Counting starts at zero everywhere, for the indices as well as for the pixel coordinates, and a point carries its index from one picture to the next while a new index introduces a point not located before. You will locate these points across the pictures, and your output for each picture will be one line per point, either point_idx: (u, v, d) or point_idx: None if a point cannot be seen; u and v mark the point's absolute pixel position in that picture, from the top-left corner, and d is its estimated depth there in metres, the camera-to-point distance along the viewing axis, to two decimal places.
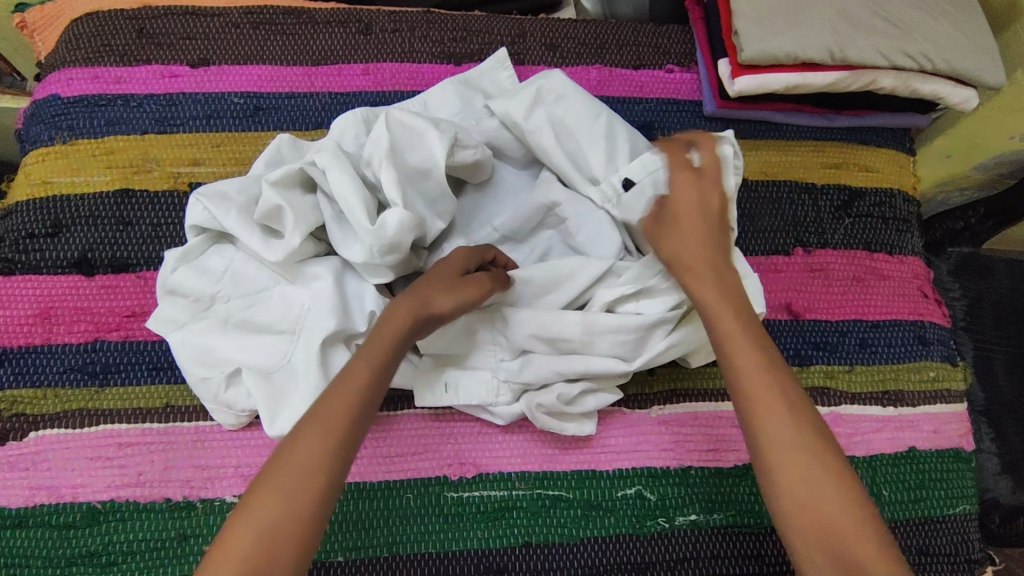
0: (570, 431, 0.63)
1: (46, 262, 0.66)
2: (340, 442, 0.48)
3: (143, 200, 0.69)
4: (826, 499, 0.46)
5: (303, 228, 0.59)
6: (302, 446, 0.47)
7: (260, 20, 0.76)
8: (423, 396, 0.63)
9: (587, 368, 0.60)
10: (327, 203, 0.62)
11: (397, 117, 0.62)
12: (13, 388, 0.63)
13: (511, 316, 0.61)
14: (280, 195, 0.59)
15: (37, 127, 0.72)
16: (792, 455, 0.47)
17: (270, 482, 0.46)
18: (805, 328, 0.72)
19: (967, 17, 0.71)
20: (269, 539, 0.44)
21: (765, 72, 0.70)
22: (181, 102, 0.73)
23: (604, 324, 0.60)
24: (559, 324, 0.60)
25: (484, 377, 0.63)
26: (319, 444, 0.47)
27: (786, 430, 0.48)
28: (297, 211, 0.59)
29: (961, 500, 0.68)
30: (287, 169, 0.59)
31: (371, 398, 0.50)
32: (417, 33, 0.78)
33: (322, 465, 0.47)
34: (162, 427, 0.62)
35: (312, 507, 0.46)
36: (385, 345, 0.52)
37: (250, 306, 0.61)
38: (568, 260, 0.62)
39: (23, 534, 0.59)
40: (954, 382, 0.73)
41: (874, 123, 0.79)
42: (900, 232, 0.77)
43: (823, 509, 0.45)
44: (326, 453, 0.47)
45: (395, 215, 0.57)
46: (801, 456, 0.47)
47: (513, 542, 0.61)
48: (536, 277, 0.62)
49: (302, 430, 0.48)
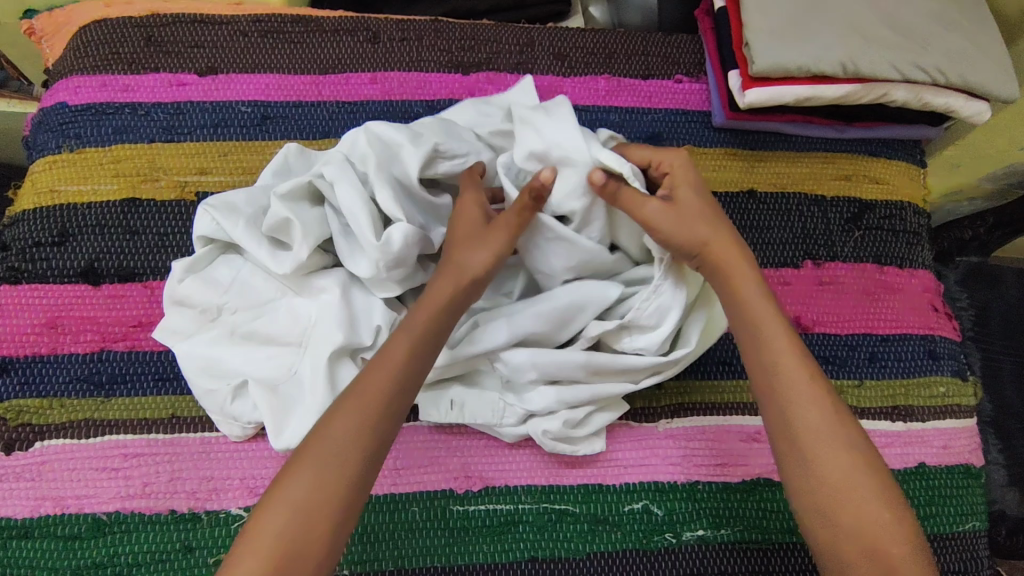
0: (581, 451, 0.63)
1: (53, 271, 0.66)
2: (375, 427, 0.48)
3: (149, 209, 0.69)
4: (858, 508, 0.47)
5: (311, 242, 0.59)
6: (336, 433, 0.47)
7: (268, 28, 0.76)
8: (428, 411, 0.62)
9: (594, 398, 0.60)
10: (334, 215, 0.61)
11: (379, 130, 0.62)
12: (19, 397, 0.62)
13: (510, 358, 0.60)
14: (288, 207, 0.59)
15: (45, 135, 0.72)
16: (841, 478, 0.48)
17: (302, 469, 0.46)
18: (814, 342, 0.71)
19: (979, 29, 0.71)
20: (303, 527, 0.44)
21: (777, 85, 0.69)
22: (189, 111, 0.72)
23: (613, 363, 0.59)
24: (564, 365, 0.59)
25: (491, 400, 0.62)
26: (353, 431, 0.48)
27: (819, 428, 0.49)
28: (305, 224, 0.59)
29: (971, 516, 0.68)
30: (293, 182, 0.59)
31: (405, 383, 0.51)
32: (425, 42, 0.77)
33: (359, 451, 0.47)
34: (168, 437, 0.62)
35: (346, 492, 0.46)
36: (421, 321, 0.53)
37: (257, 318, 0.61)
38: (562, 299, 0.59)
39: (28, 544, 0.58)
40: (964, 398, 0.72)
41: (885, 135, 0.79)
42: (910, 245, 0.77)
43: (855, 508, 0.47)
44: (360, 439, 0.48)
45: (400, 231, 0.57)
46: (851, 480, 0.47)
47: (520, 556, 0.61)
48: (530, 324, 0.59)
49: (327, 433, 0.48)
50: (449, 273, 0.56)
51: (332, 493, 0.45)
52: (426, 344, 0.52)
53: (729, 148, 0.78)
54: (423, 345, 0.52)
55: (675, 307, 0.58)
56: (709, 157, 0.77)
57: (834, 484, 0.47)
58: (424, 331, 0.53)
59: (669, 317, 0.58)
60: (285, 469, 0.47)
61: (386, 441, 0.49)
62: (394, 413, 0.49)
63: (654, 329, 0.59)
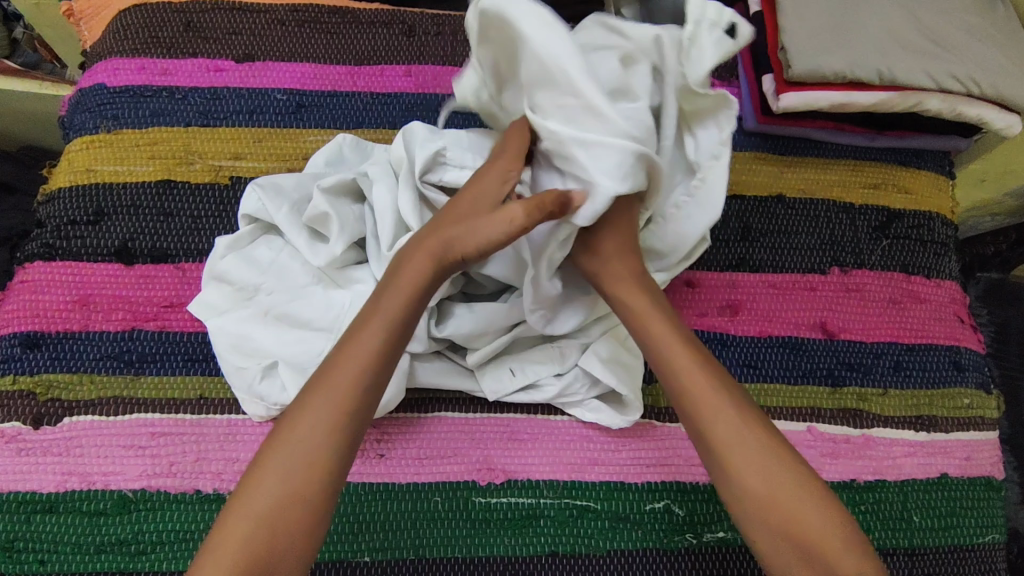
0: (632, 405, 0.63)
1: (87, 249, 0.67)
2: (346, 418, 0.49)
3: (184, 192, 0.70)
4: (798, 520, 0.47)
5: (345, 238, 0.60)
6: (305, 426, 0.48)
7: (306, 18, 0.77)
8: (491, 387, 0.63)
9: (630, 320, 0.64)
10: (371, 215, 0.62)
11: (410, 133, 0.61)
12: (50, 372, 0.63)
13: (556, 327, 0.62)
14: (329, 202, 0.60)
15: (81, 115, 0.72)
16: (771, 492, 0.48)
17: (267, 464, 0.47)
18: (839, 348, 0.71)
19: (1014, 42, 0.71)
20: (272, 525, 0.45)
21: (812, 90, 0.69)
22: (225, 96, 0.73)
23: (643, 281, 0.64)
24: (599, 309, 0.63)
25: (549, 354, 0.64)
26: (325, 424, 0.48)
27: (740, 446, 0.49)
28: (342, 219, 0.60)
29: (990, 529, 0.67)
30: (340, 177, 0.61)
31: (373, 371, 0.51)
32: (460, 37, 0.78)
33: (326, 445, 0.48)
34: (196, 418, 0.62)
35: (317, 485, 0.47)
36: (397, 302, 0.53)
37: (292, 301, 0.62)
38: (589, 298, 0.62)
39: (53, 519, 0.59)
40: (987, 410, 0.72)
41: (915, 145, 0.79)
42: (937, 256, 0.77)
43: (778, 507, 0.47)
44: (331, 435, 0.48)
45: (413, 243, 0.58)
46: (786, 501, 0.47)
47: (540, 551, 0.61)
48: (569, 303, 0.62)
49: (297, 417, 0.49)
50: (430, 245, 0.54)
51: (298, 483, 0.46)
52: (396, 338, 0.52)
53: (758, 152, 0.78)
54: (394, 327, 0.52)
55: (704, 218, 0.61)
56: (738, 162, 0.77)
57: (763, 501, 0.48)
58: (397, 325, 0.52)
59: (693, 225, 0.61)
60: (257, 462, 0.48)
61: (354, 434, 0.49)
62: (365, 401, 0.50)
63: (679, 240, 0.62)
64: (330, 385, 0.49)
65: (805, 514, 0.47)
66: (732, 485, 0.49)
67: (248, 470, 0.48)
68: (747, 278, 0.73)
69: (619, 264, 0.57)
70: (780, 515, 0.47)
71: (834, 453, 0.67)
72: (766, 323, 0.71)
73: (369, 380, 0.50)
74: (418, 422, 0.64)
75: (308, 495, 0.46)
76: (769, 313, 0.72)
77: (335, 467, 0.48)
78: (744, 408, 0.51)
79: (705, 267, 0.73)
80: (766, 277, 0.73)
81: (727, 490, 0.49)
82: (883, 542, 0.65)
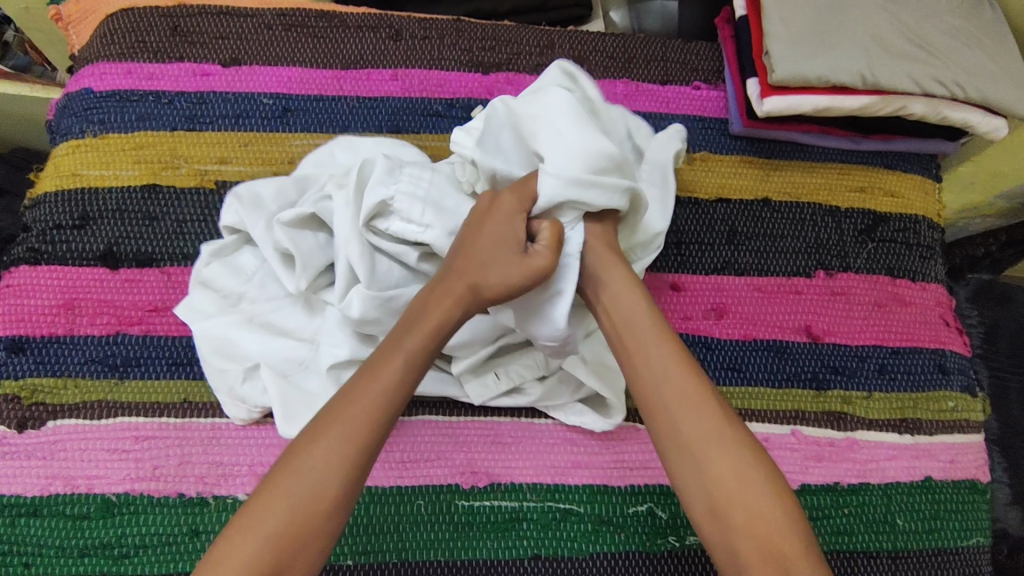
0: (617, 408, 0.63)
1: (72, 253, 0.67)
2: (360, 447, 0.49)
3: (169, 196, 0.70)
4: (778, 543, 0.46)
5: (310, 272, 0.61)
6: (316, 452, 0.48)
7: (293, 22, 0.77)
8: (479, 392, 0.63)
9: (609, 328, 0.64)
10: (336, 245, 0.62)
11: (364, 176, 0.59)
12: (34, 376, 0.63)
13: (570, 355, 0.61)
14: (290, 239, 0.60)
15: (68, 119, 0.72)
16: (760, 514, 0.47)
17: (277, 484, 0.47)
18: (824, 351, 0.71)
19: (1000, 46, 0.71)
20: (278, 548, 0.45)
21: (796, 94, 0.70)
22: (211, 101, 0.73)
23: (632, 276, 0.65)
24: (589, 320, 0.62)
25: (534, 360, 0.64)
26: (334, 454, 0.48)
27: (733, 469, 0.48)
28: (302, 254, 0.61)
29: (975, 532, 0.67)
30: (296, 212, 0.60)
31: (389, 404, 0.50)
32: (446, 41, 0.78)
33: (334, 474, 0.47)
34: (180, 421, 0.63)
35: (324, 510, 0.46)
36: (418, 340, 0.53)
37: (276, 311, 0.64)
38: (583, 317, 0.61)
39: (36, 522, 0.59)
40: (972, 413, 0.72)
41: (900, 148, 0.79)
42: (922, 259, 0.77)
43: (764, 528, 0.46)
44: (341, 465, 0.48)
45: (359, 296, 0.58)
46: (773, 525, 0.46)
47: (523, 554, 0.61)
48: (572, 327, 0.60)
49: (311, 441, 0.48)
50: (455, 288, 0.55)
51: (302, 506, 0.46)
52: (413, 370, 0.52)
53: (743, 155, 0.78)
54: (414, 366, 0.52)
55: (664, 205, 0.66)
56: (724, 165, 0.77)
57: (751, 523, 0.46)
58: (415, 356, 0.52)
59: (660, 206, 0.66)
60: (266, 480, 0.48)
61: (365, 466, 0.49)
62: (376, 436, 0.50)
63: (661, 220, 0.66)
64: (344, 413, 0.49)
65: (788, 538, 0.46)
66: (720, 505, 0.48)
67: (256, 490, 0.48)
68: (733, 281, 0.73)
69: (624, 283, 0.56)
70: (763, 537, 0.46)
71: (818, 456, 0.67)
72: (751, 327, 0.71)
73: (382, 414, 0.50)
74: (401, 425, 0.64)
75: (314, 522, 0.46)
76: (753, 317, 0.72)
77: (342, 497, 0.47)
78: (742, 432, 0.50)
79: (691, 271, 0.73)
80: (751, 280, 0.73)
81: (709, 510, 0.48)
82: (865, 545, 0.65)
